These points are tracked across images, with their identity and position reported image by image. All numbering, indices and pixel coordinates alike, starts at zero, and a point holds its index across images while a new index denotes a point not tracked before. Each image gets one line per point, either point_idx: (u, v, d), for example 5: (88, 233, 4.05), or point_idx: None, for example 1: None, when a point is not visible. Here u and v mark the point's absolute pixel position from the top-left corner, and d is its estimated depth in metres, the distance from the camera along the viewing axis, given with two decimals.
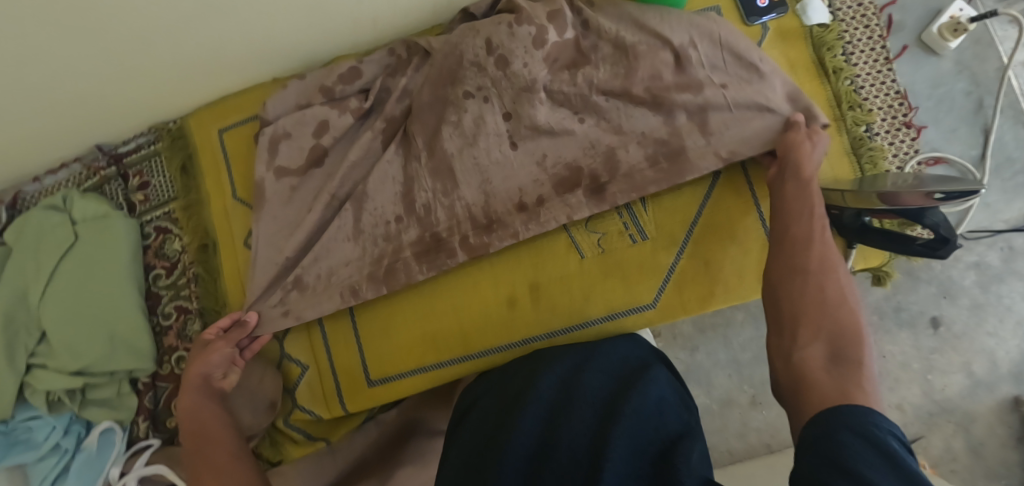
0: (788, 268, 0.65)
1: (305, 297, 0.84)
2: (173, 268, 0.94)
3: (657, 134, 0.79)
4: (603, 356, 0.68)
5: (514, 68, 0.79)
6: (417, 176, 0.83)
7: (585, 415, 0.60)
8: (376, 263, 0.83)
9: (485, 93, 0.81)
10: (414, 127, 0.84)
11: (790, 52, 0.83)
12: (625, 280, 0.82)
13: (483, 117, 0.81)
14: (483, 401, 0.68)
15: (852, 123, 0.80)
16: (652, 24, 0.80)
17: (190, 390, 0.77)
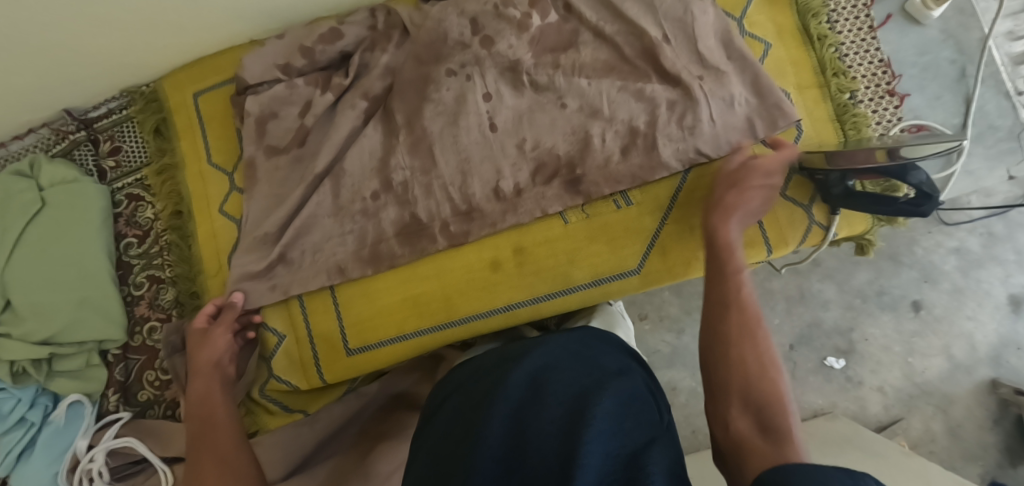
0: (717, 332, 0.60)
1: (293, 273, 0.83)
2: (146, 236, 0.91)
3: (637, 121, 0.80)
4: (561, 358, 0.62)
5: (499, 48, 0.81)
6: (394, 150, 0.82)
7: (552, 414, 0.55)
8: (359, 242, 0.83)
9: (468, 71, 0.82)
10: (393, 103, 0.83)
11: (777, 19, 0.84)
12: (609, 244, 0.82)
13: (465, 94, 0.82)
14: (450, 401, 0.63)
15: (836, 90, 0.81)
16: (631, 12, 0.82)
17: (202, 377, 0.77)
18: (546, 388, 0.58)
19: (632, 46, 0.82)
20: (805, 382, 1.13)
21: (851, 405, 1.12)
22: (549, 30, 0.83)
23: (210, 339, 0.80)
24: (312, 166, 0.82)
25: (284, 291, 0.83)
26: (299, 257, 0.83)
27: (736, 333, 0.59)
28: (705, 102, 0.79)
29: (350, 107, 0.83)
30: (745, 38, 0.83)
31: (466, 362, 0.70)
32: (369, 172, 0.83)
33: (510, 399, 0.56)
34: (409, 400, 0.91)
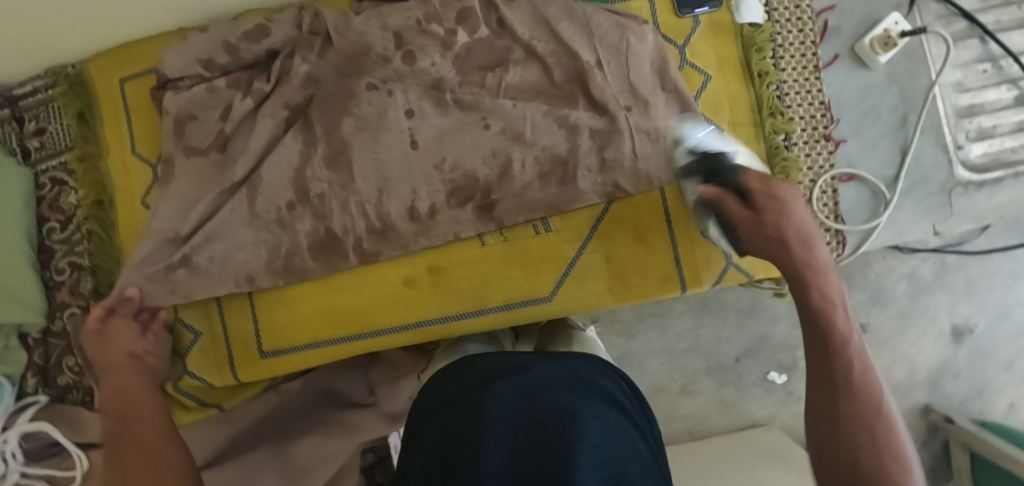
0: (821, 340, 0.59)
1: (196, 277, 0.83)
2: (69, 222, 0.90)
3: (557, 149, 0.81)
4: (554, 377, 0.55)
5: (421, 65, 0.82)
6: (311, 161, 0.83)
7: (556, 434, 0.46)
8: (274, 253, 0.84)
9: (389, 86, 0.83)
10: (312, 112, 0.83)
11: (719, 49, 0.80)
12: (525, 270, 0.82)
13: (385, 110, 0.83)
14: (423, 453, 0.50)
15: (770, 131, 0.79)
16: (564, 34, 0.81)
17: (122, 369, 0.77)
18: (541, 407, 0.49)
19: (563, 69, 0.82)
20: (748, 393, 1.17)
21: (789, 418, 1.17)
22: (477, 47, 0.82)
23: (111, 333, 0.79)
24: (229, 174, 0.83)
25: (182, 295, 0.83)
26: (206, 264, 0.83)
27: (833, 349, 0.57)
28: (630, 133, 0.79)
29: (270, 115, 0.83)
30: (685, 68, 0.81)
31: (442, 384, 0.60)
32: (286, 182, 0.83)
33: (505, 418, 0.48)
34: (335, 397, 0.95)
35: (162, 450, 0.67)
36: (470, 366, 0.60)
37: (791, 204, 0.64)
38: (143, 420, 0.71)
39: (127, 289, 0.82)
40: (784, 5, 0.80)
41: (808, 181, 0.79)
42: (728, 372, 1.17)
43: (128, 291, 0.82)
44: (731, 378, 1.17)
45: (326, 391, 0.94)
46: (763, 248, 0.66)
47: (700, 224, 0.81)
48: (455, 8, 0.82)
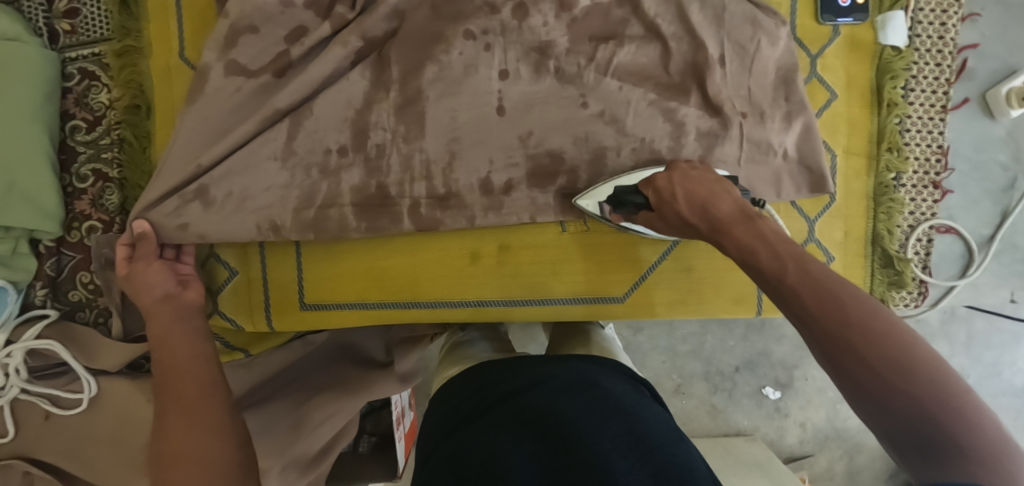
0: (838, 316, 0.46)
1: (217, 215, 0.72)
2: (97, 124, 0.80)
3: (658, 144, 0.75)
4: (546, 370, 0.63)
5: (531, 23, 0.73)
6: (377, 105, 0.74)
7: (580, 447, 0.50)
8: (307, 198, 0.74)
9: (489, 39, 0.74)
10: (391, 49, 0.73)
11: (852, 68, 0.75)
12: (600, 266, 0.76)
13: (476, 64, 0.74)
14: (443, 458, 0.56)
15: (882, 167, 0.75)
16: (692, 18, 0.73)
17: (162, 314, 0.69)
18: (561, 420, 0.54)
19: (681, 58, 0.74)
20: (737, 403, 1.17)
21: (771, 432, 1.18)
22: (594, 14, 0.74)
23: (142, 278, 0.70)
24: (273, 102, 0.71)
25: (197, 234, 0.72)
26: (222, 200, 0.72)
27: (856, 326, 0.45)
28: (739, 141, 0.74)
29: (341, 43, 0.72)
30: (811, 81, 0.75)
31: (456, 398, 0.67)
32: (340, 123, 0.74)
33: (523, 432, 0.54)
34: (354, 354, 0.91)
35: (205, 411, 0.62)
36: (476, 380, 0.67)
37: (710, 200, 0.57)
38: (188, 372, 0.65)
39: (136, 223, 0.71)
40: (927, 33, 0.74)
41: (906, 226, 0.76)
42: (723, 380, 1.17)
43: (140, 225, 0.71)
44: (726, 386, 1.17)
45: (344, 345, 0.92)
46: (743, 236, 0.53)
47: None
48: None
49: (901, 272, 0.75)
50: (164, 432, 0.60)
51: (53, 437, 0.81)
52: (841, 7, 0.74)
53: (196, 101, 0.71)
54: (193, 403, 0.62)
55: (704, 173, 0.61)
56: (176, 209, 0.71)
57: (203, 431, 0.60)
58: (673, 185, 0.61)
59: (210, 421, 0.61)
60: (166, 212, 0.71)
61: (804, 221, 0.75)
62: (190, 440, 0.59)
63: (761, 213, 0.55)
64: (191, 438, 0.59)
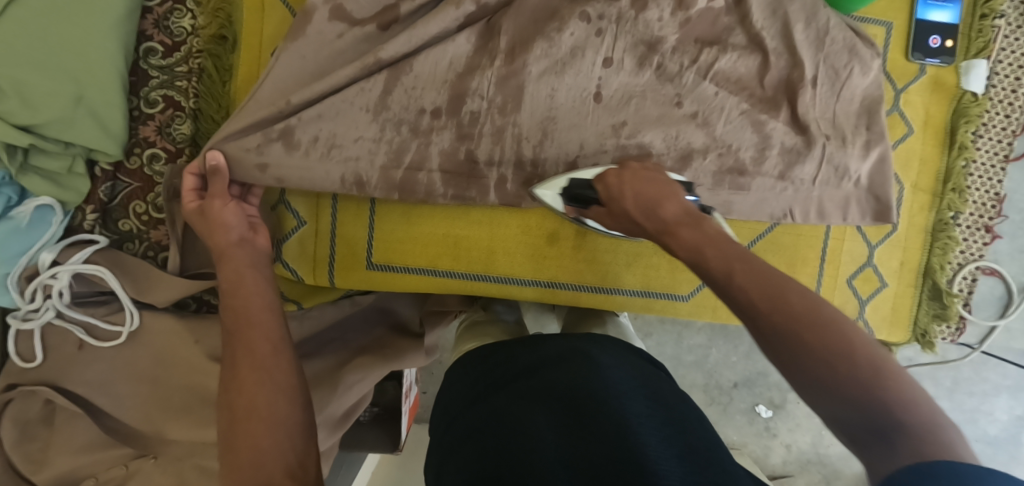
0: (783, 310, 0.47)
1: (302, 158, 0.73)
2: (174, 49, 0.78)
3: (744, 152, 0.76)
4: (559, 347, 0.62)
5: (647, 16, 0.74)
6: (480, 71, 0.74)
7: (604, 420, 0.50)
8: (394, 157, 0.74)
9: (601, 25, 0.74)
10: (504, 20, 0.74)
11: (932, 107, 0.78)
12: (673, 264, 0.78)
13: (584, 47, 0.74)
14: (468, 431, 0.56)
15: (944, 205, 0.79)
16: (796, 36, 0.75)
17: (231, 262, 0.65)
18: (580, 395, 0.53)
19: (778, 72, 0.76)
20: (731, 418, 1.20)
21: (758, 449, 1.20)
22: (703, 17, 0.75)
23: (214, 216, 0.68)
24: (378, 55, 0.72)
25: (274, 176, 0.72)
26: (308, 143, 0.72)
27: (801, 319, 0.46)
28: (820, 161, 0.75)
29: (454, 4, 0.72)
30: (893, 114, 0.78)
31: (473, 373, 0.67)
32: (439, 84, 0.74)
33: (546, 406, 0.54)
34: (393, 320, 0.90)
35: (276, 369, 0.58)
36: (493, 356, 0.67)
37: (657, 201, 0.62)
38: (258, 325, 0.60)
39: (211, 155, 0.69)
40: (1003, 85, 0.79)
41: (956, 263, 0.81)
42: (721, 394, 1.20)
43: (215, 159, 0.69)
44: (723, 400, 1.19)
45: (383, 310, 0.90)
46: (692, 238, 0.56)
47: (851, 270, 0.79)
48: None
49: (947, 305, 0.80)
50: (231, 385, 0.56)
51: (88, 364, 0.79)
52: (932, 48, 0.77)
53: (299, 41, 0.72)
54: (264, 360, 0.58)
55: (655, 174, 0.66)
56: (259, 145, 0.71)
57: (273, 390, 0.56)
58: (623, 184, 0.66)
59: (280, 380, 0.57)
60: (249, 146, 0.71)
61: (866, 247, 0.79)
62: (259, 397, 0.55)
63: (704, 215, 0.60)
64: (261, 395, 0.55)
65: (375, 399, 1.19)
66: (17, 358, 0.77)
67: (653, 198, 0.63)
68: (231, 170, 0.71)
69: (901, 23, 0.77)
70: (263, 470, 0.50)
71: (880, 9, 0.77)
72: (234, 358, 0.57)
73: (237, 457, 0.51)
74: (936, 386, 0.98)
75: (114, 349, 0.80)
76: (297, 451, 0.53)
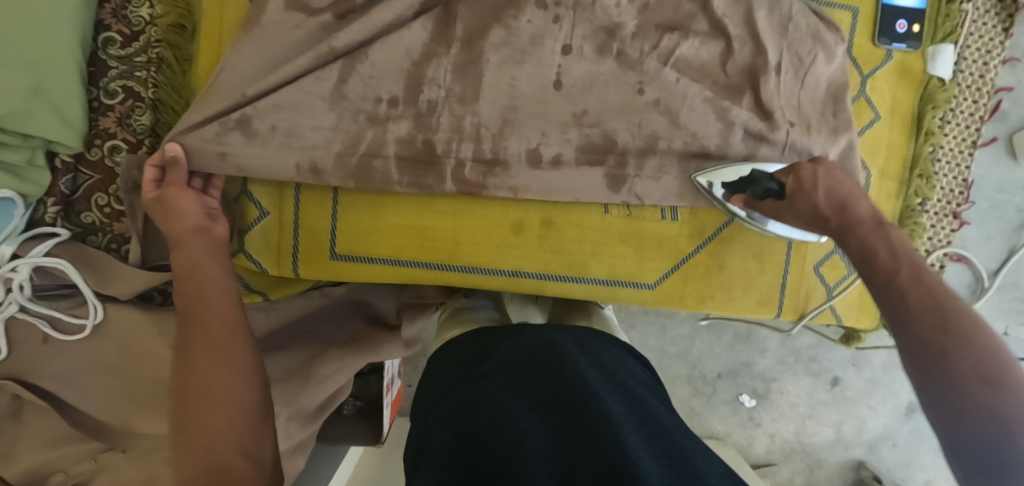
0: (940, 312, 0.53)
1: (256, 148, 0.72)
2: (134, 39, 0.77)
3: (707, 141, 0.75)
4: (540, 341, 0.64)
5: (605, 3, 0.74)
6: (437, 59, 0.74)
7: (592, 413, 0.51)
8: (350, 147, 0.73)
9: (559, 12, 0.74)
10: (461, 7, 0.74)
11: (899, 93, 0.77)
12: (638, 252, 0.78)
13: (543, 35, 0.74)
14: (449, 411, 0.57)
15: (911, 192, 0.78)
16: (758, 23, 0.75)
17: (191, 247, 0.66)
18: (570, 389, 0.55)
19: (740, 59, 0.75)
20: (715, 408, 1.20)
21: (742, 439, 1.20)
22: (663, 4, 0.75)
23: (171, 203, 0.67)
24: (333, 43, 0.71)
25: (234, 166, 0.71)
26: (266, 133, 0.72)
27: (973, 344, 0.51)
28: (784, 149, 0.75)
29: None
30: (859, 100, 0.77)
31: (454, 361, 0.68)
32: (398, 74, 0.73)
33: (533, 397, 0.55)
34: (364, 311, 0.90)
35: (233, 351, 0.58)
36: (475, 346, 0.68)
37: (851, 200, 0.64)
38: (215, 307, 0.61)
39: (167, 146, 0.69)
40: (970, 70, 0.78)
41: (923, 251, 0.80)
42: (705, 385, 1.20)
43: (172, 148, 0.69)
44: (707, 390, 1.19)
45: (356, 302, 0.89)
46: (869, 238, 0.61)
47: (818, 258, 0.79)
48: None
49: None
50: (188, 366, 0.57)
51: (54, 358, 0.78)
52: (898, 33, 0.76)
53: (255, 32, 0.71)
54: (221, 341, 0.59)
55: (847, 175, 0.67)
56: (217, 134, 0.71)
57: (230, 372, 0.57)
58: (817, 181, 0.67)
59: (237, 361, 0.58)
60: (206, 137, 0.71)
61: None
62: (214, 378, 0.56)
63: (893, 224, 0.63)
64: (216, 376, 0.56)
65: (359, 393, 1.19)
66: None
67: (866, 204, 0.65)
68: (190, 160, 0.70)
69: (866, 7, 0.76)
70: (218, 451, 0.51)
71: None
72: (189, 339, 0.58)
73: (190, 437, 0.52)
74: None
75: (79, 343, 0.79)
76: (253, 431, 0.54)
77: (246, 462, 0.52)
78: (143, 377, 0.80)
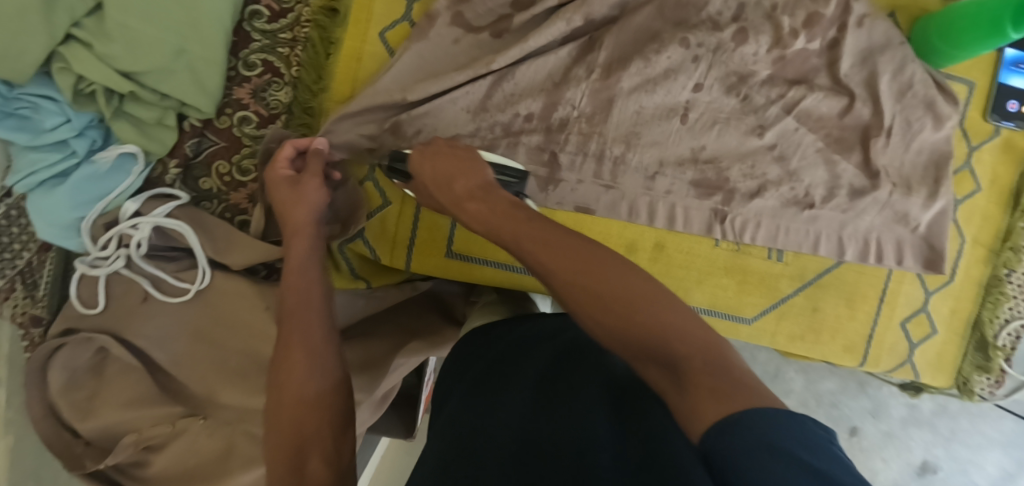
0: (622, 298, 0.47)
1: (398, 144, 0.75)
2: (281, 16, 0.81)
3: (815, 189, 0.78)
4: (556, 331, 0.60)
5: (744, 49, 0.75)
6: (575, 82, 0.75)
7: (569, 405, 0.48)
8: (486, 150, 0.76)
9: (699, 53, 0.75)
10: (606, 36, 0.75)
11: (999, 168, 0.82)
12: (741, 286, 0.82)
13: (678, 71, 0.75)
14: (460, 400, 0.55)
15: (1000, 262, 0.82)
16: (881, 87, 0.77)
17: (303, 234, 0.67)
18: (563, 382, 0.52)
19: (858, 117, 0.77)
20: None
21: None
22: (797, 57, 0.76)
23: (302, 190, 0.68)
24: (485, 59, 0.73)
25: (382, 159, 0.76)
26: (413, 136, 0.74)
27: (633, 305, 0.47)
28: (883, 206, 0.78)
29: (564, 19, 0.73)
30: (962, 170, 0.81)
31: (465, 343, 0.65)
32: (536, 90, 0.75)
33: (520, 387, 0.53)
34: (444, 309, 0.87)
35: (328, 357, 0.58)
36: (489, 330, 0.65)
37: (453, 177, 0.61)
38: (309, 305, 0.62)
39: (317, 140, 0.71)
40: None
41: (1004, 318, 0.83)
42: None
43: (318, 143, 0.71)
44: None
45: (435, 297, 0.88)
46: (480, 213, 0.58)
47: (906, 313, 0.83)
48: (807, 9, 0.75)
49: (991, 357, 0.84)
50: (280, 363, 0.58)
51: (128, 322, 0.76)
52: (1009, 112, 0.80)
53: (420, 42, 0.74)
54: (317, 347, 0.59)
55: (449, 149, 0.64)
56: (371, 132, 0.75)
57: (323, 380, 0.57)
58: (423, 159, 0.64)
59: (329, 368, 0.58)
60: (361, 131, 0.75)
61: (923, 293, 0.83)
62: (308, 381, 0.56)
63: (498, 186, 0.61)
64: (311, 383, 0.56)
65: None
66: (77, 302, 0.77)
67: (449, 169, 0.62)
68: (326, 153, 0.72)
69: (982, 85, 0.80)
70: (304, 457, 0.52)
71: (961, 69, 0.80)
72: (290, 339, 0.59)
73: (282, 440, 0.54)
74: (933, 433, 1.05)
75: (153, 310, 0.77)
76: (334, 438, 0.55)
77: (325, 467, 0.52)
78: (213, 353, 0.77)
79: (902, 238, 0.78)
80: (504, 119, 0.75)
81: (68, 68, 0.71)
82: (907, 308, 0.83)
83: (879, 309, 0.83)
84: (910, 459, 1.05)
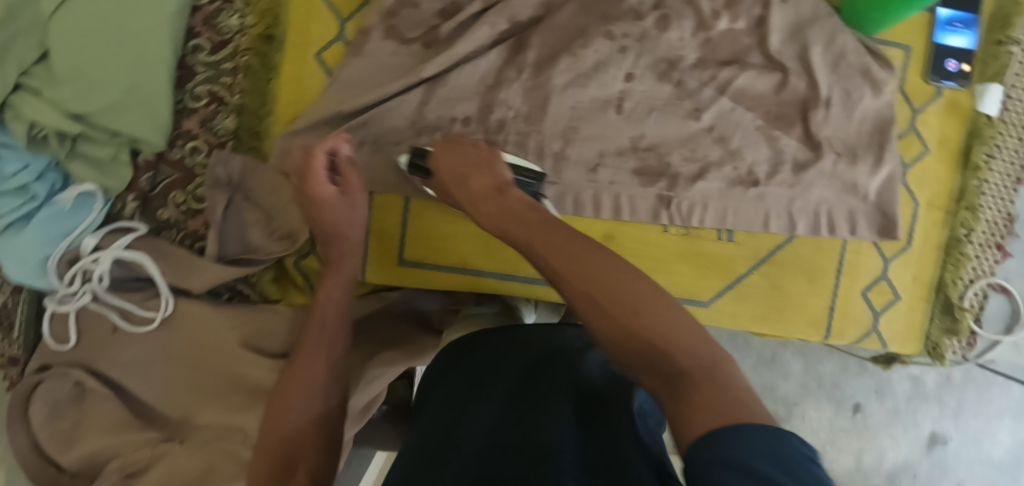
0: (613, 292, 0.50)
1: None
2: (221, 47, 0.83)
3: (758, 166, 0.78)
4: (540, 344, 0.58)
5: (668, 36, 0.76)
6: (508, 84, 0.77)
7: (544, 417, 0.47)
8: None
9: (625, 44, 0.76)
10: (532, 35, 0.77)
11: (947, 129, 0.81)
12: (696, 271, 0.83)
13: (607, 63, 0.76)
14: (439, 407, 0.55)
15: (957, 222, 0.82)
16: (814, 60, 0.77)
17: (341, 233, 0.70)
18: (541, 389, 0.51)
19: (794, 91, 0.77)
20: None
21: None
22: (726, 38, 0.77)
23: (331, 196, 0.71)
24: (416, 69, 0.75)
25: None
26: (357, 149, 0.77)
27: (630, 307, 0.49)
28: (829, 178, 0.77)
29: (489, 23, 0.75)
30: (909, 135, 0.81)
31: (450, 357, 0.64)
32: (470, 94, 0.77)
33: (500, 398, 0.52)
34: (414, 318, 0.87)
35: None
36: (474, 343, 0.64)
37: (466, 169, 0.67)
38: (325, 339, 0.71)
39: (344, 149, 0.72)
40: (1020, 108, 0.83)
41: (968, 278, 0.84)
42: None
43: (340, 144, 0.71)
44: None
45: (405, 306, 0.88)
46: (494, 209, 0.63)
47: (866, 283, 0.82)
48: None
49: (958, 320, 0.84)
50: None
51: (99, 354, 0.79)
52: (949, 72, 0.80)
53: (356, 59, 0.77)
54: None
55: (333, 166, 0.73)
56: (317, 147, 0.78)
57: None
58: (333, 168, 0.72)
59: None
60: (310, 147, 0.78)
61: (881, 261, 0.82)
62: None
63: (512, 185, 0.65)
64: None
65: None
66: (49, 338, 0.79)
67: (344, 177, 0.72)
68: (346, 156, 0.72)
69: (920, 47, 0.80)
70: None
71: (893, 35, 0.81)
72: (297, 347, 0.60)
73: None
74: (941, 407, 1.02)
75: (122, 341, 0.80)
76: None
77: None
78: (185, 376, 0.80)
79: (854, 208, 0.78)
80: (444, 125, 0.77)
81: (21, 115, 0.74)
82: (866, 277, 0.82)
83: (838, 280, 0.82)
84: (918, 432, 1.02)
